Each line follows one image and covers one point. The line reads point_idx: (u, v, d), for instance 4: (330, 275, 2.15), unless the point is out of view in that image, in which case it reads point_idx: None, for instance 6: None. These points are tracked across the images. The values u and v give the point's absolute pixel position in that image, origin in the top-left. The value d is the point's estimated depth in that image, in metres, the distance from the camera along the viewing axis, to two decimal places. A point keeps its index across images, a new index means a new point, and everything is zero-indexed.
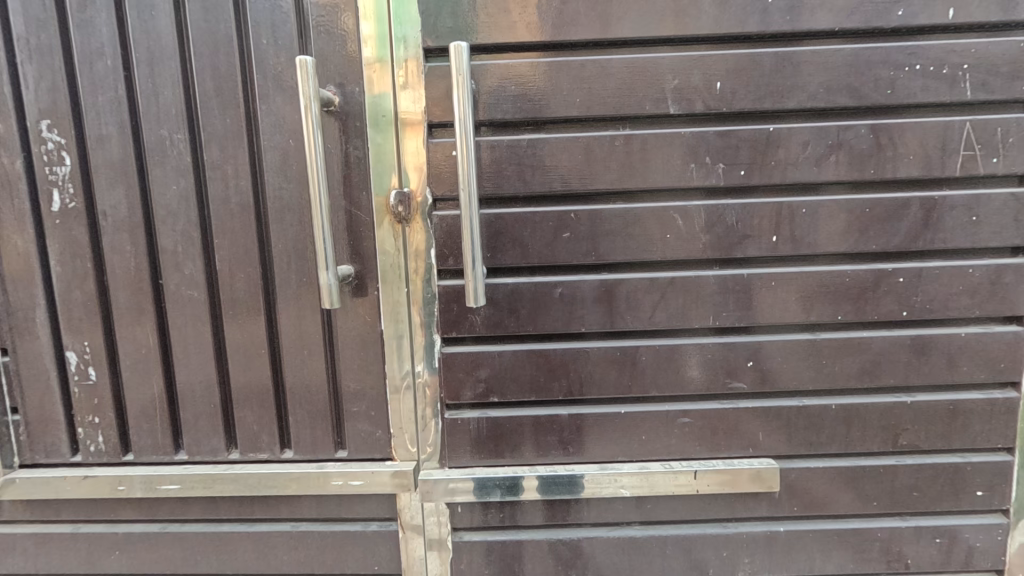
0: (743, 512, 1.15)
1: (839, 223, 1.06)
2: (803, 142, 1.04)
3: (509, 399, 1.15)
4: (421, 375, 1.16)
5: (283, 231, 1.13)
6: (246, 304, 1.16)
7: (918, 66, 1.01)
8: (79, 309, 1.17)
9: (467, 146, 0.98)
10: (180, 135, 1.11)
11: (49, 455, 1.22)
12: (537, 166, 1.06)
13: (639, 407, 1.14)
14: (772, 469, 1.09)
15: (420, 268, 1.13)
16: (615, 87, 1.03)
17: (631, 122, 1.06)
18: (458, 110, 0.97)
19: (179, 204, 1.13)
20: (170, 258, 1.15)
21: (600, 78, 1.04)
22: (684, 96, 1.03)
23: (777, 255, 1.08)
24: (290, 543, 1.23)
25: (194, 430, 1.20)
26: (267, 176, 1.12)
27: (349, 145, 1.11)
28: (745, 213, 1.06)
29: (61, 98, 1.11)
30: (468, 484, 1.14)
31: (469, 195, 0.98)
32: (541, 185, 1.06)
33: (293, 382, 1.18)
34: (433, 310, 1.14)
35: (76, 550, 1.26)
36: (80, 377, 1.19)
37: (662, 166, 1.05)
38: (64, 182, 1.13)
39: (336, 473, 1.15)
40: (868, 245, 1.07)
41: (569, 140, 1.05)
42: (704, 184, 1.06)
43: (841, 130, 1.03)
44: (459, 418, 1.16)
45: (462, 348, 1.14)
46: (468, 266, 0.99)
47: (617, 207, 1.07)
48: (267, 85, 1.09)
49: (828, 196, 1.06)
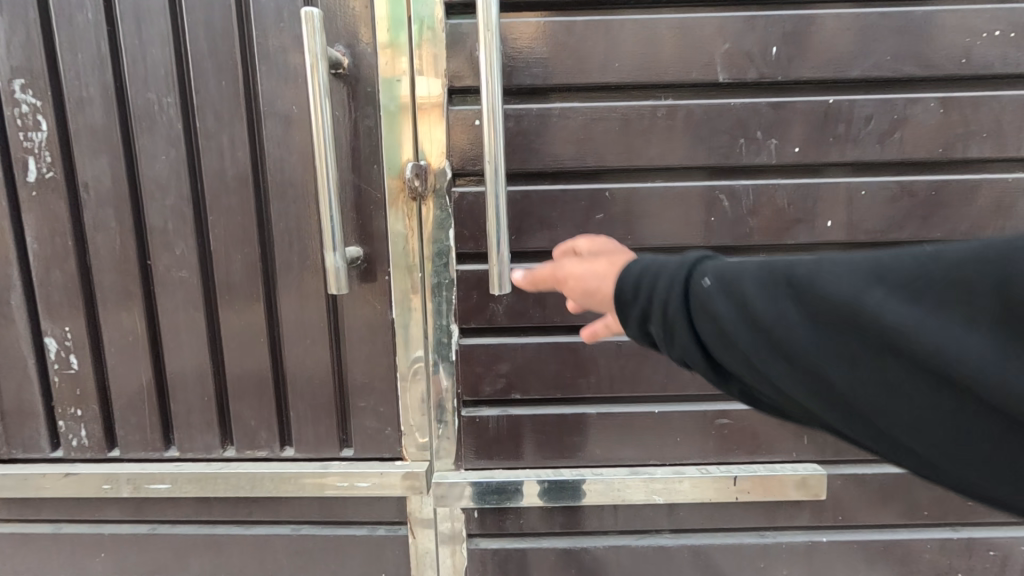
0: (782, 521, 1.08)
1: (902, 207, 0.96)
2: (865, 117, 0.94)
3: (532, 396, 1.07)
4: (435, 369, 1.07)
5: (284, 208, 1.03)
6: (243, 288, 1.05)
7: (996, 33, 0.91)
8: (59, 290, 1.06)
9: (494, 113, 0.87)
10: (170, 98, 1.00)
11: (27, 449, 1.12)
12: (569, 139, 0.96)
13: (672, 406, 1.08)
14: (818, 477, 1.03)
15: (436, 252, 1.03)
16: (658, 51, 0.93)
17: (671, 93, 0.95)
18: (484, 72, 0.85)
19: (168, 175, 1.02)
20: (159, 236, 1.04)
21: (642, 40, 0.93)
22: (735, 62, 0.93)
23: (831, 242, 0.98)
24: (290, 548, 1.14)
25: (186, 425, 1.10)
26: (268, 146, 1.01)
27: (358, 113, 1.00)
28: (798, 196, 0.96)
29: (36, 54, 0.99)
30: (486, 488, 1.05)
31: (495, 168, 0.88)
32: (574, 162, 0.96)
33: (295, 375, 1.08)
34: (449, 299, 1.05)
35: (58, 553, 1.17)
36: (60, 366, 1.09)
37: (709, 142, 0.95)
38: (40, 149, 1.02)
39: (339, 474, 1.06)
40: (933, 232, 0.97)
41: (605, 110, 0.95)
42: (753, 163, 0.96)
43: (908, 103, 0.93)
44: (478, 415, 1.08)
45: (483, 339, 1.07)
46: (492, 249, 0.89)
47: (657, 186, 0.97)
48: (269, 43, 0.98)
49: (890, 177, 0.96)
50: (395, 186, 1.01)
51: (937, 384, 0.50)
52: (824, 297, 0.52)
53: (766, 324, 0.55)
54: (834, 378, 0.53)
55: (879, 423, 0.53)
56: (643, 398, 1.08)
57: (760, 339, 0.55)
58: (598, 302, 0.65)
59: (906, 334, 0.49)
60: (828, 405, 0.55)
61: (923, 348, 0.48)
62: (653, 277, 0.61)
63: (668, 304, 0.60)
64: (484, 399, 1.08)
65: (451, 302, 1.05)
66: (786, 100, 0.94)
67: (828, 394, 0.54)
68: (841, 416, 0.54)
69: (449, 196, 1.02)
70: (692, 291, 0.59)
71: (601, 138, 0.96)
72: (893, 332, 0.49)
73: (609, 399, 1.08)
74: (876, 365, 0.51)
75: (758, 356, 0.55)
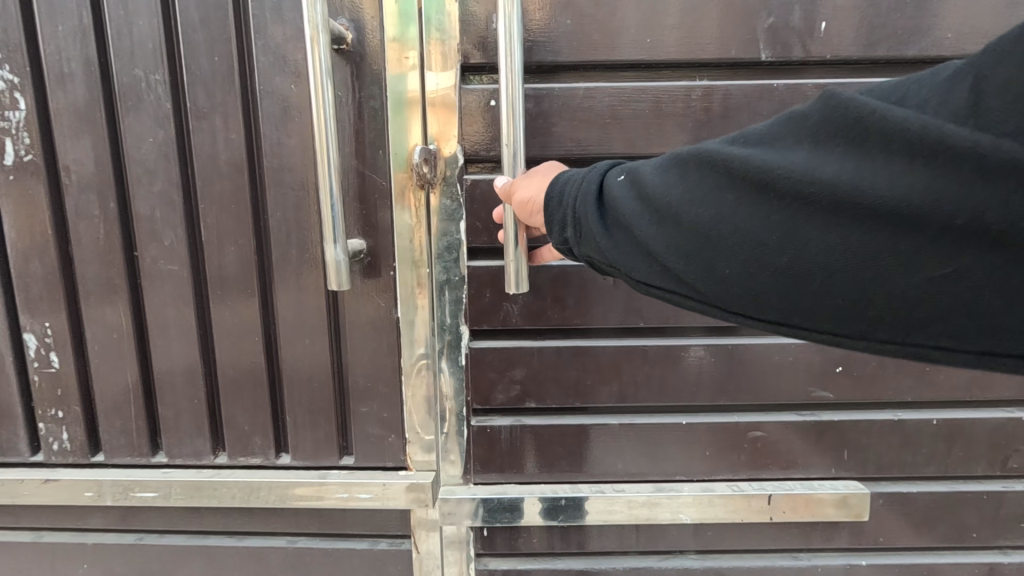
0: (820, 543, 1.03)
1: None
2: None
3: (548, 405, 1.00)
4: (444, 372, 0.99)
5: (281, 196, 0.95)
6: (236, 284, 0.97)
7: None
8: (38, 283, 0.99)
9: (515, 89, 0.79)
10: (158, 75, 0.92)
11: (5, 452, 1.05)
12: (596, 124, 0.95)
13: (702, 417, 1.00)
14: (861, 495, 0.96)
15: (446, 247, 0.95)
16: (693, 29, 0.92)
17: (707, 73, 0.96)
18: (503, 47, 0.78)
19: (156, 159, 0.94)
20: (147, 225, 0.96)
21: (679, 15, 0.92)
22: (778, 39, 0.93)
23: None
24: (285, 562, 1.06)
25: (176, 429, 1.03)
26: (265, 128, 0.93)
27: (363, 93, 0.92)
28: None
29: (13, 26, 0.91)
30: (499, 505, 0.98)
31: (513, 153, 0.80)
32: (599, 147, 0.96)
33: (293, 378, 1.00)
34: (460, 299, 0.97)
35: (38, 563, 1.09)
36: (40, 364, 1.01)
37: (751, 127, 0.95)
38: (18, 129, 0.94)
39: (340, 485, 0.98)
40: None
41: (635, 91, 0.94)
42: None
43: None
44: (489, 424, 1.01)
45: (495, 343, 0.99)
46: (509, 250, 0.81)
47: None
48: (266, 16, 0.90)
49: None
50: (403, 177, 0.93)
51: (784, 206, 0.52)
52: (684, 156, 0.59)
53: (637, 191, 0.61)
54: (691, 226, 0.56)
55: (734, 277, 0.55)
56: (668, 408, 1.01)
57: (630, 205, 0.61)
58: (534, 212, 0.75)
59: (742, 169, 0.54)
60: (686, 258, 0.57)
61: (754, 170, 0.53)
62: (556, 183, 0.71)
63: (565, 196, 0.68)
64: (497, 407, 1.01)
65: (460, 301, 0.97)
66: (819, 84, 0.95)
67: (683, 249, 0.57)
68: (709, 278, 0.56)
69: (459, 185, 0.94)
70: (583, 183, 0.67)
71: (630, 122, 0.95)
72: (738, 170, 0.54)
73: (632, 409, 1.01)
74: (726, 207, 0.55)
75: (633, 221, 0.60)
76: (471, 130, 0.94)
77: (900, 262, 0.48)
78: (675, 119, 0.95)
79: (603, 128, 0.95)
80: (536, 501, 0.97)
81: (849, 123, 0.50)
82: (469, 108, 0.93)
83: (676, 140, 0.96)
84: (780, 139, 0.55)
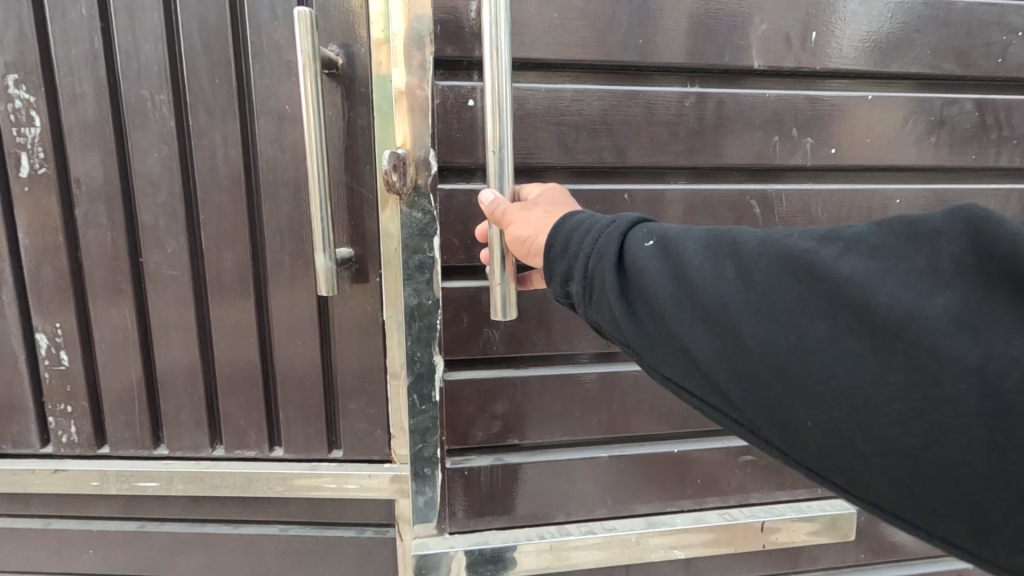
0: (806, 565, 1.23)
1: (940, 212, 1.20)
2: (903, 118, 1.15)
3: (530, 441, 1.11)
4: (416, 405, 1.05)
5: (276, 207, 1.02)
6: (233, 287, 1.05)
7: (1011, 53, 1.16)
8: (50, 286, 1.06)
9: (499, 92, 0.86)
10: (163, 95, 0.99)
11: (17, 444, 1.12)
12: (579, 126, 1.05)
13: (690, 444, 1.17)
14: (847, 517, 1.15)
15: (418, 265, 1.01)
16: (688, 41, 1.06)
17: (700, 80, 1.10)
18: (488, 52, 0.86)
19: (161, 173, 1.02)
20: (151, 233, 1.04)
21: (675, 27, 1.05)
22: (770, 49, 1.08)
23: None
24: (277, 547, 1.14)
25: (176, 423, 1.10)
26: (260, 145, 1.00)
27: (352, 113, 0.99)
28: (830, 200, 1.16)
29: (30, 49, 0.99)
30: (476, 555, 1.05)
31: (498, 160, 0.87)
32: (587, 156, 1.06)
33: (286, 376, 1.07)
34: (436, 321, 1.03)
35: (46, 548, 1.17)
36: (51, 361, 1.09)
37: (742, 134, 1.10)
38: (34, 144, 1.02)
39: (330, 475, 1.05)
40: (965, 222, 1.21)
41: (627, 93, 1.06)
42: (790, 160, 1.13)
43: (945, 107, 1.16)
44: (467, 466, 1.09)
45: (473, 372, 1.08)
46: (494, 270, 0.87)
47: (682, 185, 1.12)
48: (260, 42, 0.97)
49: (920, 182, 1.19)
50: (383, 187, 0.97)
51: (861, 333, 0.51)
52: (781, 249, 0.57)
53: (672, 272, 0.63)
54: (750, 326, 0.56)
55: (758, 379, 0.57)
56: (657, 438, 1.17)
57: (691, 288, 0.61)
58: (524, 246, 0.80)
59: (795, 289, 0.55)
60: (732, 357, 0.58)
61: (854, 288, 0.51)
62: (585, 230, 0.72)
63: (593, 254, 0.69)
64: (475, 445, 1.10)
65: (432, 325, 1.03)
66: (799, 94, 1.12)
67: (729, 347, 0.58)
68: (745, 378, 0.58)
69: (434, 197, 1.00)
70: (610, 243, 0.68)
71: (621, 127, 1.07)
72: (792, 288, 0.55)
73: (624, 442, 1.16)
74: (795, 315, 0.54)
75: (680, 306, 0.61)
76: (453, 137, 1.00)
77: (936, 441, 0.49)
78: (666, 128, 1.08)
79: (581, 141, 1.05)
80: (513, 551, 1.06)
81: (985, 281, 0.48)
82: (451, 115, 0.99)
83: (661, 147, 1.09)
84: (896, 260, 0.52)
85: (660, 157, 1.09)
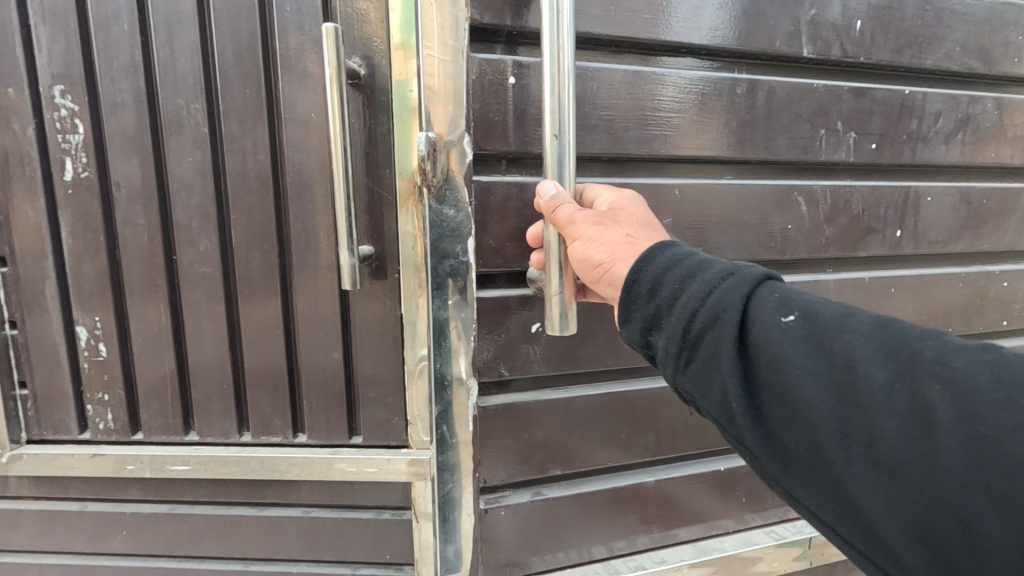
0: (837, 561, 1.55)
1: (927, 206, 1.55)
2: (902, 122, 1.49)
3: (571, 471, 1.29)
4: (444, 437, 1.15)
5: (301, 207, 1.09)
6: (261, 284, 1.12)
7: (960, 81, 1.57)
8: (90, 283, 1.14)
9: (563, 82, 0.93)
10: (198, 104, 1.07)
11: (57, 431, 1.19)
12: (636, 114, 1.24)
13: (711, 461, 1.43)
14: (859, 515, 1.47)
15: (450, 271, 1.09)
16: (742, 35, 1.29)
17: (744, 67, 1.34)
18: (549, 45, 0.93)
19: (195, 177, 1.09)
20: (184, 233, 1.11)
21: (729, 21, 1.28)
22: (813, 38, 1.35)
23: (875, 244, 1.51)
24: (301, 528, 1.21)
25: (206, 411, 1.17)
26: (288, 151, 1.08)
27: (373, 120, 1.07)
28: (852, 193, 1.47)
29: (74, 62, 1.07)
30: None
31: (556, 144, 0.96)
32: (637, 147, 1.25)
33: (309, 368, 1.14)
34: (466, 345, 1.13)
35: (83, 529, 1.24)
36: (90, 353, 1.16)
37: (783, 126, 1.37)
38: (77, 150, 1.09)
39: (349, 459, 1.12)
40: (947, 206, 1.57)
41: (676, 76, 1.26)
42: (826, 155, 1.43)
43: (933, 119, 1.52)
44: (505, 502, 1.23)
45: (517, 398, 1.22)
46: (553, 280, 0.97)
47: (727, 180, 1.36)
48: (288, 56, 1.05)
49: (913, 181, 1.54)
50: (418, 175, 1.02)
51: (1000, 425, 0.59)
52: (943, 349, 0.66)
53: (807, 338, 0.72)
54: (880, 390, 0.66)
55: (870, 435, 0.66)
56: (681, 460, 1.41)
57: (830, 348, 0.70)
58: (594, 268, 0.92)
59: (923, 385, 0.63)
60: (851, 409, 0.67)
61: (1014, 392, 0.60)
62: (697, 283, 0.80)
63: (695, 314, 0.78)
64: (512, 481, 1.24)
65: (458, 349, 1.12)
66: (765, 78, 1.34)
67: (847, 402, 0.67)
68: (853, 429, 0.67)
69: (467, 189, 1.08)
70: (736, 300, 0.76)
71: (672, 117, 1.27)
72: (935, 373, 0.64)
73: (657, 465, 1.38)
74: (935, 396, 0.63)
75: (803, 361, 0.71)
76: (477, 131, 1.08)
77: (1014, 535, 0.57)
78: (717, 116, 1.31)
79: (630, 130, 1.24)
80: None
81: None
82: (488, 92, 1.08)
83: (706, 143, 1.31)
84: None
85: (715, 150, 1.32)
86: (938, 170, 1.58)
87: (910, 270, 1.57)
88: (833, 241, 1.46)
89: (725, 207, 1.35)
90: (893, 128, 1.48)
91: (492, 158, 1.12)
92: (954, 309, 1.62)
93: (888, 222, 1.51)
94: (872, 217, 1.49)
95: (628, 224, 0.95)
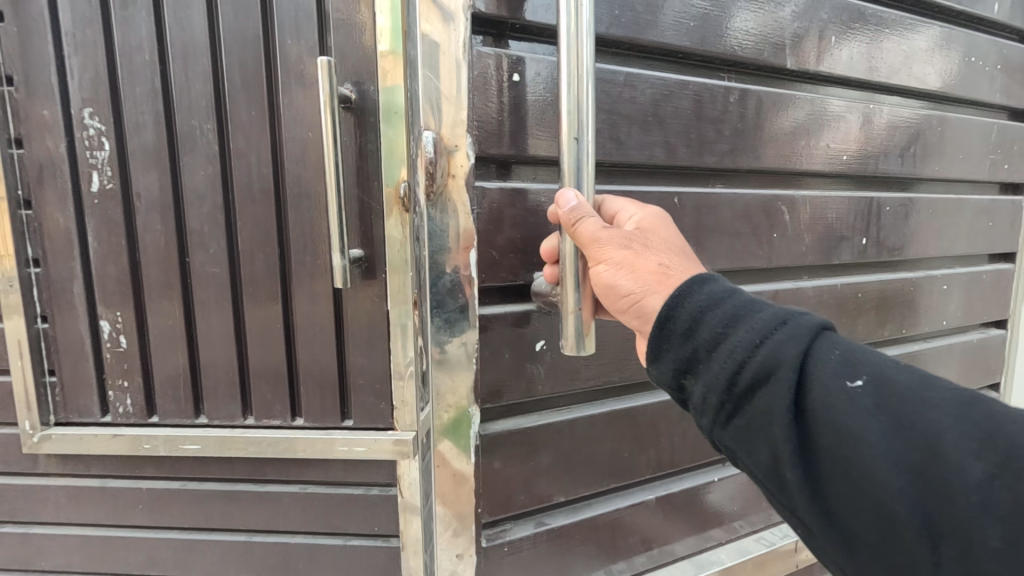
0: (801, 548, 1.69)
1: (886, 214, 1.67)
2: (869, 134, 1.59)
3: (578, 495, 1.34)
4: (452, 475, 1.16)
5: (299, 214, 1.23)
6: (264, 283, 1.26)
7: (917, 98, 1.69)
8: (112, 282, 1.28)
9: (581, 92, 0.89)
10: (209, 124, 1.21)
11: (81, 414, 1.33)
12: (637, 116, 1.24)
13: (696, 476, 1.56)
14: None
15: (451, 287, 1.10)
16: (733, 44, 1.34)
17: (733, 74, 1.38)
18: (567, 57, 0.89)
19: (206, 188, 1.23)
20: (197, 237, 1.25)
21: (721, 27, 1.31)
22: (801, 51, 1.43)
23: (846, 252, 1.61)
24: (298, 503, 1.35)
25: (214, 397, 1.31)
26: (288, 165, 1.22)
27: (363, 138, 1.21)
28: (825, 203, 1.56)
29: (101, 87, 1.21)
30: None
31: (576, 147, 0.91)
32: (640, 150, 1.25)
33: (306, 360, 1.28)
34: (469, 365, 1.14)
35: (104, 504, 1.38)
36: (112, 344, 1.30)
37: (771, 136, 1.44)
38: (103, 164, 1.24)
39: (342, 440, 1.27)
40: (904, 212, 1.70)
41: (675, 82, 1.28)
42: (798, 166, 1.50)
43: (892, 132, 1.64)
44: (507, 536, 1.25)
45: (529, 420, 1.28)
46: (570, 295, 0.93)
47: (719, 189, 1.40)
48: (290, 81, 1.19)
49: (873, 192, 1.67)
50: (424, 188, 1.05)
51: None
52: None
53: (878, 405, 0.69)
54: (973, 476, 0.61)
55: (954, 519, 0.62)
56: (672, 478, 1.52)
57: (910, 418, 0.67)
58: (620, 297, 0.90)
59: None
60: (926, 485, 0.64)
61: None
62: (748, 330, 0.76)
63: (746, 363, 0.74)
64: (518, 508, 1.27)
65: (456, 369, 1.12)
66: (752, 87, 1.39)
67: (925, 479, 0.64)
68: (935, 510, 0.64)
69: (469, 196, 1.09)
70: (799, 353, 0.72)
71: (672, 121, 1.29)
72: None
73: (650, 484, 1.48)
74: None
75: (876, 428, 0.67)
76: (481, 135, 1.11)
77: None
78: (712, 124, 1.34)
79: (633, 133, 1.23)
80: None
81: None
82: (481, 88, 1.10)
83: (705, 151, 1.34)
84: None
85: (710, 156, 1.36)
86: (895, 181, 1.71)
87: (868, 275, 1.69)
88: (807, 248, 1.54)
89: (716, 214, 1.38)
90: (860, 143, 1.59)
91: (486, 161, 1.16)
92: (905, 311, 1.75)
93: (852, 231, 1.62)
94: (840, 226, 1.59)
95: (657, 252, 0.92)
